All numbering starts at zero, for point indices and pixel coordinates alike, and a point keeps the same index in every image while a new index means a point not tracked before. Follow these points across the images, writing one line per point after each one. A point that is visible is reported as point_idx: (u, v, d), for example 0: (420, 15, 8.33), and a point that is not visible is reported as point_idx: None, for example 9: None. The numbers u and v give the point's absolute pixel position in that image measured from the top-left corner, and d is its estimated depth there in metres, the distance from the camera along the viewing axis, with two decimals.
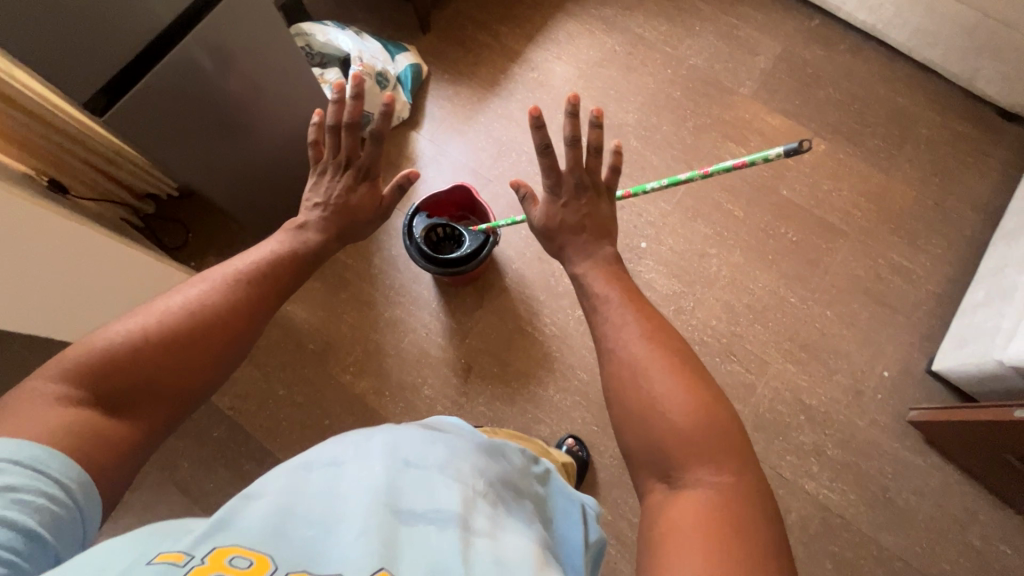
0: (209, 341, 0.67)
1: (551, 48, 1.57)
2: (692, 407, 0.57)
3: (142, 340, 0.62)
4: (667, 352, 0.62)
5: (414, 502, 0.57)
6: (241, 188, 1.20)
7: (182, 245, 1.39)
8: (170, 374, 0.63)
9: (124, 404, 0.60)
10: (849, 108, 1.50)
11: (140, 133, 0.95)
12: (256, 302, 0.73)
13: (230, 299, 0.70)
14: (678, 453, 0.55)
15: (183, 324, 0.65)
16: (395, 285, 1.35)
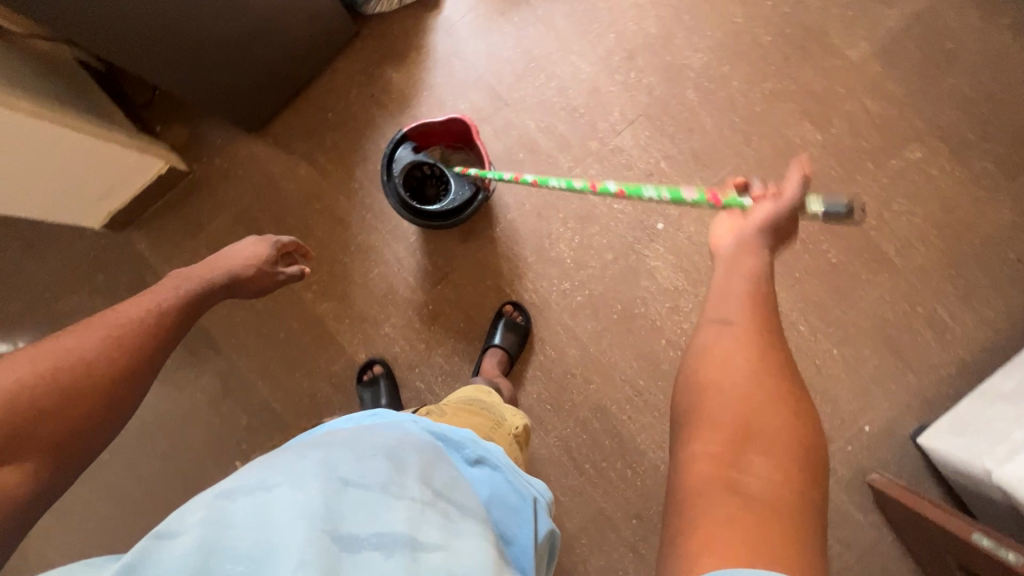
0: (115, 373, 0.63)
1: None
2: (762, 388, 0.44)
3: (38, 381, 0.58)
4: (753, 313, 0.48)
5: (351, 524, 0.45)
6: (180, 48, 0.97)
7: (150, 103, 1.20)
8: (65, 420, 0.58)
9: (15, 450, 0.54)
10: (972, 110, 1.18)
11: None
12: (165, 334, 0.70)
13: (136, 330, 0.67)
14: (743, 435, 0.42)
15: (78, 362, 0.61)
16: (375, 208, 1.21)
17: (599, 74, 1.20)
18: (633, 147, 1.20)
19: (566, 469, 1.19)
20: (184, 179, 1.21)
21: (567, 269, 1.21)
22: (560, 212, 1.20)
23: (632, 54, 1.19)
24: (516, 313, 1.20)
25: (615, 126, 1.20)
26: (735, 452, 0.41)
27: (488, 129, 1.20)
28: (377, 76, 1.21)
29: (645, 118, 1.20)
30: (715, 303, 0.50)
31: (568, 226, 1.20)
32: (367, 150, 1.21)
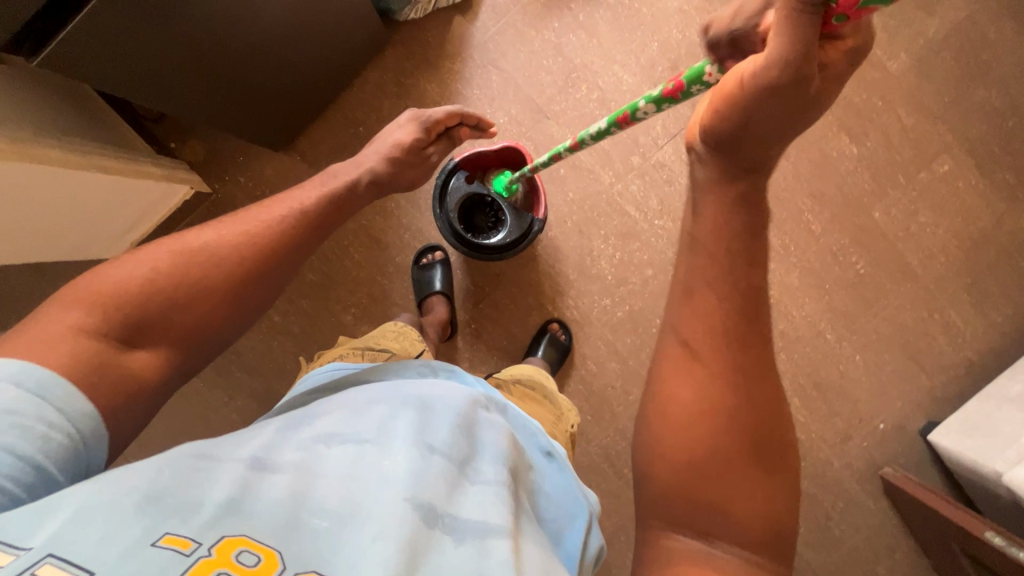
0: (232, 281, 0.60)
1: None
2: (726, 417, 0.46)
3: (157, 280, 0.56)
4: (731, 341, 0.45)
5: (434, 494, 0.46)
6: (251, 107, 0.99)
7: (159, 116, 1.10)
8: (186, 305, 0.57)
9: (146, 339, 0.55)
10: (1000, 123, 1.21)
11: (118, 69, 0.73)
12: (292, 247, 0.65)
13: (256, 236, 0.63)
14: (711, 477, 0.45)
15: (199, 258, 0.59)
16: (413, 227, 1.18)
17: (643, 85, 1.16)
18: (674, 161, 1.19)
19: (606, 476, 1.22)
20: (205, 200, 1.13)
21: (607, 285, 1.21)
22: (601, 228, 1.20)
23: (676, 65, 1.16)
24: (561, 332, 1.20)
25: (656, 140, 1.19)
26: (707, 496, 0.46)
27: (529, 145, 1.16)
28: (410, 86, 1.15)
29: None
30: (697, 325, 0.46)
31: (609, 243, 1.20)
32: None
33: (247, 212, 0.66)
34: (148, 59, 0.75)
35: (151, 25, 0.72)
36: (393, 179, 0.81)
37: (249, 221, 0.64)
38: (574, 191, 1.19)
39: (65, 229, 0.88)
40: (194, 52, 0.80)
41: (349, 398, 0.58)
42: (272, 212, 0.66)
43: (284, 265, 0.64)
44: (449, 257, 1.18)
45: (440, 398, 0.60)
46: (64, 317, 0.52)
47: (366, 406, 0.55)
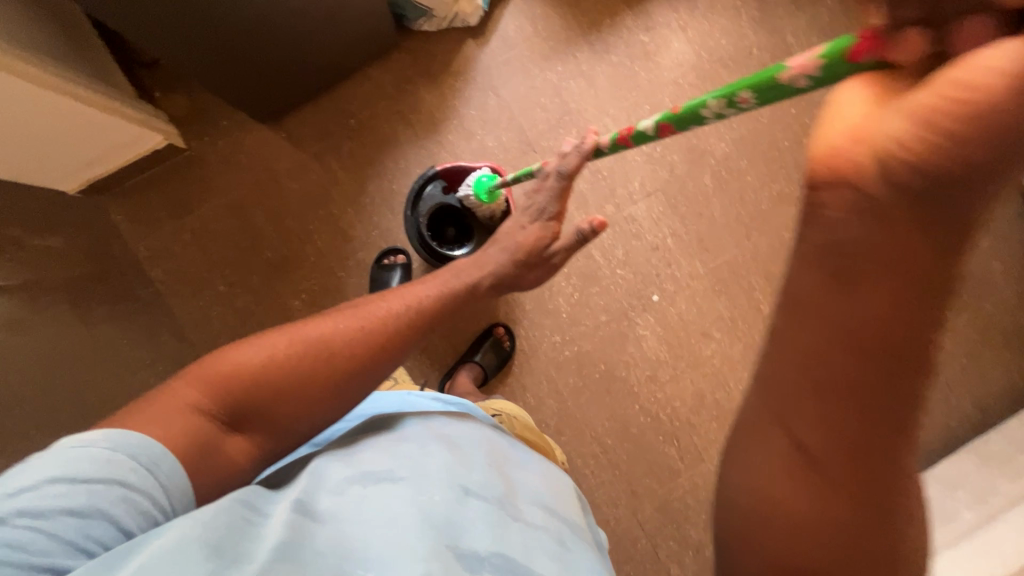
0: (337, 377, 0.59)
1: (680, 13, 1.23)
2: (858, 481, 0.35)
3: (272, 369, 0.56)
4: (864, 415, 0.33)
5: (475, 539, 0.45)
6: (247, 82, 1.00)
7: (154, 64, 1.09)
8: (279, 397, 0.56)
9: (247, 423, 0.55)
10: None
11: (122, 11, 0.74)
12: (399, 344, 0.64)
13: (368, 336, 0.62)
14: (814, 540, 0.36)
15: (318, 352, 0.59)
16: (381, 225, 1.16)
17: (628, 141, 1.22)
18: (645, 218, 1.24)
19: None
20: (178, 156, 1.12)
21: (561, 321, 1.23)
22: (565, 266, 1.23)
23: (661, 129, 1.22)
24: (505, 336, 1.21)
25: (633, 195, 1.24)
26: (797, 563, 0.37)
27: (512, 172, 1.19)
28: (409, 92, 1.17)
29: (662, 194, 1.24)
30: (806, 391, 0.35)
31: (570, 282, 1.23)
32: (386, 166, 1.17)
33: (365, 306, 0.66)
34: (157, 18, 0.78)
35: None
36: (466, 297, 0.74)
37: (364, 316, 0.64)
38: None
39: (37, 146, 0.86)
40: (199, 4, 0.79)
41: (380, 428, 0.55)
42: (386, 307, 0.66)
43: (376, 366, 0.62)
44: (411, 262, 1.14)
45: (468, 435, 0.58)
46: (183, 391, 0.53)
47: (397, 438, 0.53)
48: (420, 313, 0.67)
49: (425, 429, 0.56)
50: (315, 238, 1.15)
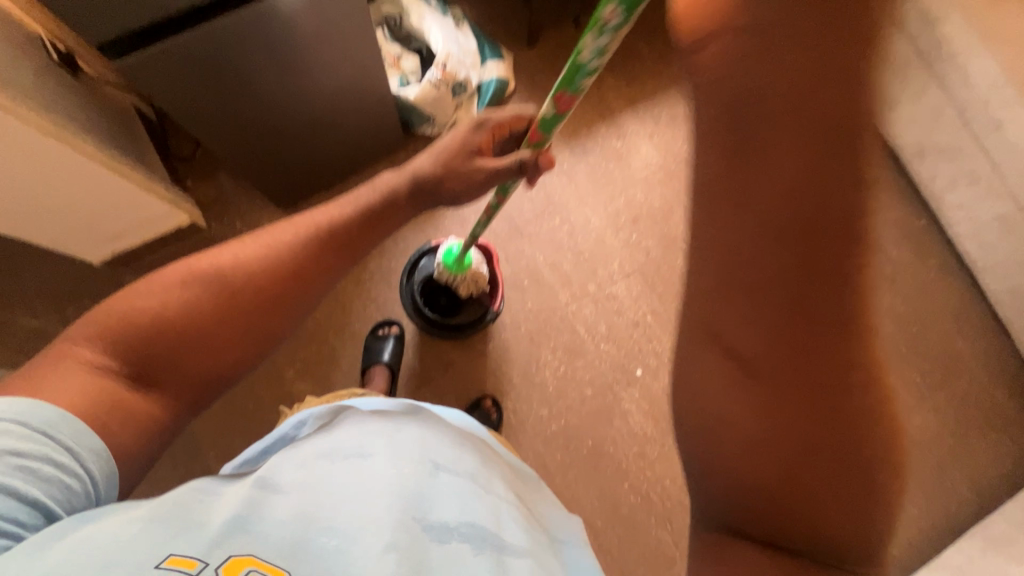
0: (241, 307, 0.60)
1: (647, 123, 1.43)
2: (817, 394, 0.29)
3: (170, 314, 0.56)
4: (793, 298, 0.27)
5: (444, 508, 0.42)
6: (266, 171, 1.14)
7: (190, 158, 1.25)
8: (185, 350, 0.57)
9: (158, 375, 0.56)
10: (906, 326, 1.39)
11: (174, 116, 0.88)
12: (307, 270, 0.66)
13: (274, 265, 0.64)
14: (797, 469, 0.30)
15: (221, 290, 0.60)
16: (378, 300, 1.25)
17: (606, 228, 1.36)
18: (626, 296, 1.33)
19: None
20: (199, 233, 1.23)
21: (548, 394, 1.26)
22: (551, 340, 1.29)
23: (636, 218, 1.37)
24: (493, 408, 1.22)
25: (613, 275, 1.34)
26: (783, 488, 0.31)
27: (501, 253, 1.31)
28: None
29: (640, 275, 1.34)
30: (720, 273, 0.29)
31: (556, 355, 1.28)
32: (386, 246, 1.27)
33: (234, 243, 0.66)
34: (201, 123, 0.93)
35: (213, 99, 0.88)
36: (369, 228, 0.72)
37: (263, 245, 0.65)
38: (533, 302, 1.30)
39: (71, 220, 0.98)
40: (237, 112, 0.94)
41: (354, 412, 0.54)
42: (248, 249, 0.64)
43: (273, 306, 0.63)
44: (404, 333, 1.23)
45: (436, 422, 0.56)
46: (82, 355, 0.53)
47: (362, 422, 0.51)
48: (326, 232, 0.69)
49: (393, 415, 0.54)
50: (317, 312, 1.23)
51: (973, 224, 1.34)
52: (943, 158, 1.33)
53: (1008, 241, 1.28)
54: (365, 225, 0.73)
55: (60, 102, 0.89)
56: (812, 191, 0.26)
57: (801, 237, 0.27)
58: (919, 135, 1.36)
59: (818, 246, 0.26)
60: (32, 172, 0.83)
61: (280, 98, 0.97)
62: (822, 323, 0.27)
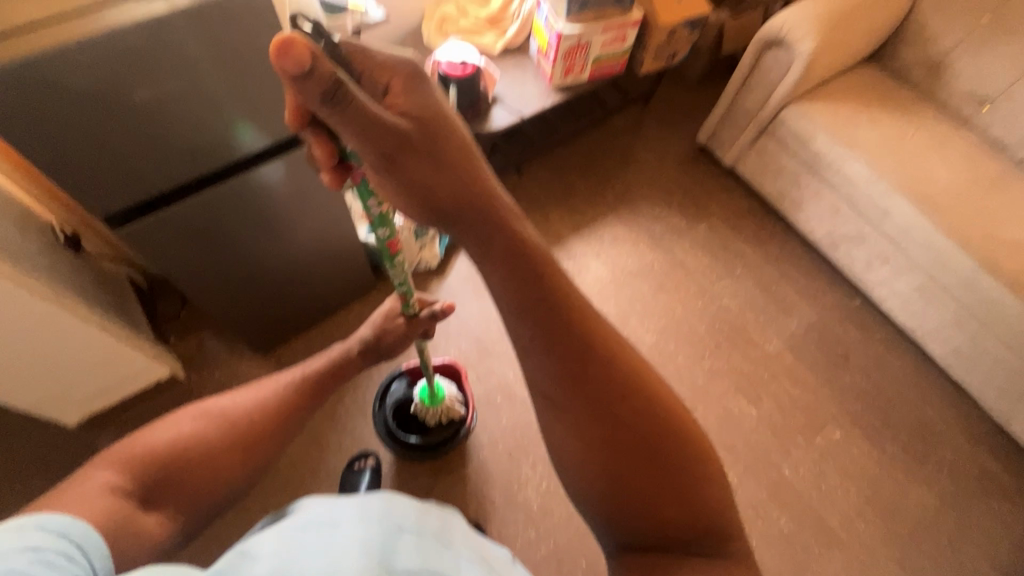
0: (244, 441, 0.67)
1: (593, 245, 1.60)
2: (615, 424, 0.51)
3: (183, 445, 0.62)
4: (557, 356, 0.52)
5: (408, 563, 0.41)
6: (249, 320, 1.24)
7: (175, 316, 1.36)
8: (192, 470, 0.62)
9: (156, 500, 0.58)
10: (873, 401, 1.44)
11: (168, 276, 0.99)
12: (298, 411, 0.75)
13: (271, 404, 0.73)
14: (634, 474, 0.51)
15: (227, 425, 0.67)
16: (354, 433, 1.26)
17: None
18: None
19: None
20: (178, 386, 1.28)
21: (533, 514, 1.21)
22: (530, 455, 1.28)
23: None
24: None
25: None
26: (639, 490, 0.50)
27: (472, 374, 1.36)
28: None
29: None
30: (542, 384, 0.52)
31: (537, 470, 1.26)
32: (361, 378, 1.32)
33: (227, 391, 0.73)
34: (191, 281, 1.04)
35: (203, 258, 1.01)
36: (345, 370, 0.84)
37: (259, 390, 0.74)
38: (508, 418, 1.32)
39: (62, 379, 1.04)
40: (224, 268, 1.06)
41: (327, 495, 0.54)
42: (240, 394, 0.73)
43: (267, 437, 0.70)
44: (380, 463, 1.21)
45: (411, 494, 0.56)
46: (99, 473, 0.56)
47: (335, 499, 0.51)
48: (309, 379, 0.79)
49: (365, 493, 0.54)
50: (291, 452, 1.23)
51: (900, 298, 1.47)
52: (854, 245, 1.51)
53: (934, 309, 1.40)
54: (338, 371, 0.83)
55: (62, 273, 1.01)
56: (554, 323, 0.52)
57: (571, 356, 0.52)
58: (828, 229, 1.55)
59: (579, 348, 0.52)
60: (35, 337, 0.92)
61: (263, 253, 1.10)
62: (583, 362, 0.52)
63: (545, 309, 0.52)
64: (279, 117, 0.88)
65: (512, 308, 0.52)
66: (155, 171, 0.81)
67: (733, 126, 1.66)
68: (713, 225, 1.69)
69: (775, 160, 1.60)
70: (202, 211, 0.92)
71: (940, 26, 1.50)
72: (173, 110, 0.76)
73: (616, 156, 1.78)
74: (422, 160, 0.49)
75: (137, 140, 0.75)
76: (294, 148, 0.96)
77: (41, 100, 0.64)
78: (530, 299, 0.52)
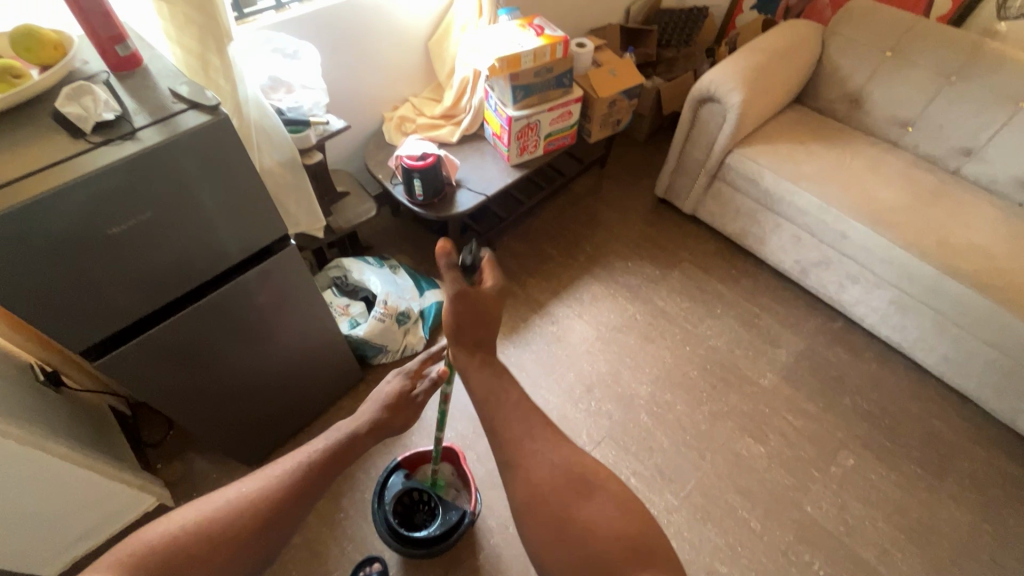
0: (243, 534, 0.67)
1: (574, 305, 1.63)
2: (567, 492, 0.65)
3: (183, 540, 0.64)
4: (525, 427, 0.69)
5: None
6: (237, 432, 1.21)
7: (159, 442, 1.32)
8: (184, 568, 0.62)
9: None
10: (879, 421, 1.42)
11: (152, 398, 0.98)
12: (301, 496, 0.73)
13: (275, 496, 0.71)
14: (573, 524, 0.62)
15: (228, 518, 0.67)
16: (356, 537, 1.20)
17: (565, 404, 1.43)
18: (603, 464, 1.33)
19: None
20: None
21: None
22: None
23: (590, 387, 1.46)
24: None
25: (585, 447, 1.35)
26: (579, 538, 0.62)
27: (472, 454, 1.33)
28: None
29: (610, 439, 1.37)
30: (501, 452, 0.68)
31: None
32: (357, 477, 1.28)
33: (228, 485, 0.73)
34: (175, 400, 1.02)
35: (188, 375, 1.00)
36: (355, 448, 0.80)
37: (263, 479, 0.73)
38: None
39: (42, 527, 0.98)
40: (210, 383, 1.06)
41: None
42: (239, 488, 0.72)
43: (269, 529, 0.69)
44: (387, 567, 1.14)
45: None
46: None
47: None
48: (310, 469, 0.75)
49: None
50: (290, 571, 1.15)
51: (878, 313, 1.50)
52: (823, 270, 1.56)
53: (912, 320, 1.43)
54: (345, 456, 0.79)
55: (41, 414, 0.98)
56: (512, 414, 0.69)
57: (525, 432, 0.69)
58: (795, 258, 1.61)
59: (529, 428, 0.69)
60: (15, 485, 0.88)
61: (248, 362, 1.10)
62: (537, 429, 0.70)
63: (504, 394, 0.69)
64: (254, 230, 0.92)
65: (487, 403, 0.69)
66: (131, 300, 0.83)
67: (685, 176, 1.76)
68: (686, 270, 1.74)
69: (730, 201, 1.68)
70: (179, 332, 0.93)
71: (851, 65, 1.65)
72: (150, 236, 0.79)
73: (582, 219, 1.86)
74: (479, 308, 0.63)
75: (111, 274, 0.78)
76: (269, 256, 1.00)
77: (15, 251, 0.66)
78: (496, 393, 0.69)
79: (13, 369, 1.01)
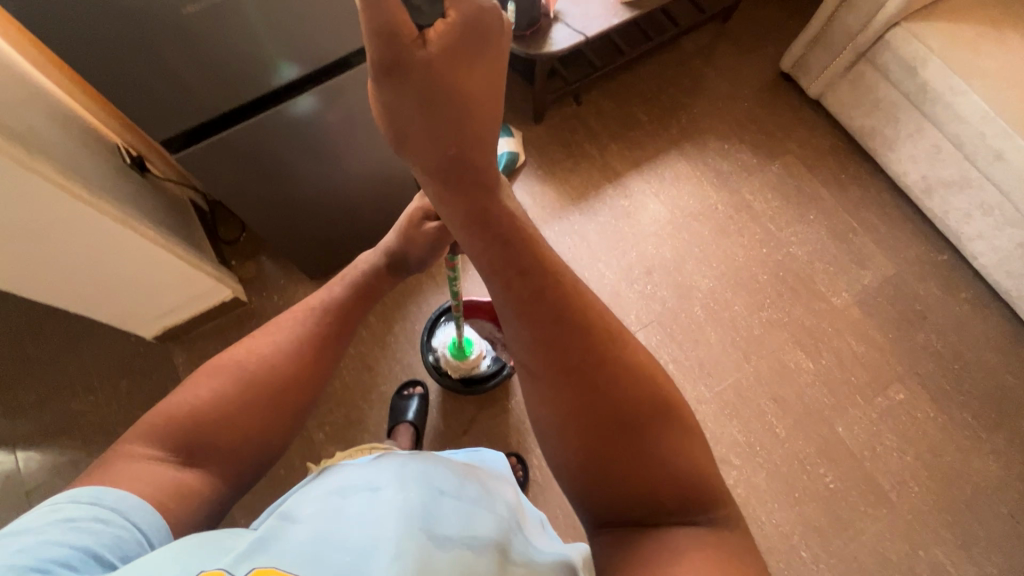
0: (274, 390, 0.58)
1: (653, 182, 1.50)
2: (607, 418, 0.49)
3: (229, 395, 0.56)
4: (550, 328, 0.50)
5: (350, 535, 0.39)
6: (303, 244, 1.26)
7: (235, 241, 1.40)
8: (225, 425, 0.55)
9: (204, 456, 0.53)
10: (947, 364, 1.34)
11: (233, 201, 1.01)
12: (330, 341, 0.64)
13: (296, 346, 0.62)
14: (610, 455, 0.48)
15: (244, 380, 0.57)
16: (404, 361, 1.30)
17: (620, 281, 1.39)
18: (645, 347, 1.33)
19: None
20: (239, 308, 1.35)
21: None
22: None
23: (650, 270, 1.41)
24: (518, 466, 1.21)
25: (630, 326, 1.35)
26: (616, 469, 0.48)
27: None
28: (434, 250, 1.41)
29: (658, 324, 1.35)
30: (521, 353, 0.52)
31: None
32: (410, 310, 1.35)
33: (273, 321, 0.64)
34: (258, 206, 1.05)
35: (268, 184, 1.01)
36: (375, 286, 0.73)
37: (295, 321, 0.64)
38: None
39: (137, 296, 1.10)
40: (285, 196, 1.07)
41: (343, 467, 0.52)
42: (272, 332, 0.62)
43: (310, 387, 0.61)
44: (428, 392, 1.25)
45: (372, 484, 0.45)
46: (142, 448, 0.52)
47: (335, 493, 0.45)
48: (339, 309, 0.68)
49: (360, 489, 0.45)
50: (344, 376, 1.28)
51: (997, 253, 1.32)
52: (952, 192, 1.34)
53: None
54: (368, 295, 0.72)
55: (130, 198, 1.03)
56: (541, 307, 0.50)
57: (557, 334, 0.50)
58: (924, 172, 1.38)
59: (562, 321, 0.50)
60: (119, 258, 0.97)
61: (318, 181, 1.10)
62: (567, 325, 0.50)
63: (517, 270, 0.51)
64: (333, 33, 0.83)
65: (488, 274, 0.52)
66: (211, 94, 0.80)
67: (825, 50, 1.46)
68: (789, 164, 1.54)
69: (872, 90, 1.41)
70: (255, 139, 0.91)
71: None
72: (228, 20, 0.72)
73: (685, 83, 1.62)
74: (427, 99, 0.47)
75: (190, 61, 0.73)
76: (351, 68, 0.92)
77: (95, 16, 0.62)
78: (512, 264, 0.51)
79: (101, 147, 1.05)
